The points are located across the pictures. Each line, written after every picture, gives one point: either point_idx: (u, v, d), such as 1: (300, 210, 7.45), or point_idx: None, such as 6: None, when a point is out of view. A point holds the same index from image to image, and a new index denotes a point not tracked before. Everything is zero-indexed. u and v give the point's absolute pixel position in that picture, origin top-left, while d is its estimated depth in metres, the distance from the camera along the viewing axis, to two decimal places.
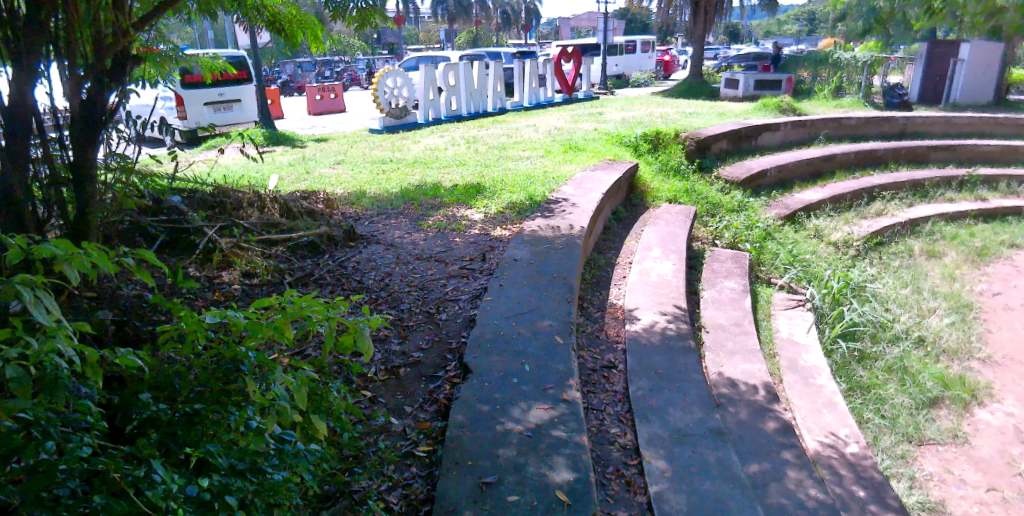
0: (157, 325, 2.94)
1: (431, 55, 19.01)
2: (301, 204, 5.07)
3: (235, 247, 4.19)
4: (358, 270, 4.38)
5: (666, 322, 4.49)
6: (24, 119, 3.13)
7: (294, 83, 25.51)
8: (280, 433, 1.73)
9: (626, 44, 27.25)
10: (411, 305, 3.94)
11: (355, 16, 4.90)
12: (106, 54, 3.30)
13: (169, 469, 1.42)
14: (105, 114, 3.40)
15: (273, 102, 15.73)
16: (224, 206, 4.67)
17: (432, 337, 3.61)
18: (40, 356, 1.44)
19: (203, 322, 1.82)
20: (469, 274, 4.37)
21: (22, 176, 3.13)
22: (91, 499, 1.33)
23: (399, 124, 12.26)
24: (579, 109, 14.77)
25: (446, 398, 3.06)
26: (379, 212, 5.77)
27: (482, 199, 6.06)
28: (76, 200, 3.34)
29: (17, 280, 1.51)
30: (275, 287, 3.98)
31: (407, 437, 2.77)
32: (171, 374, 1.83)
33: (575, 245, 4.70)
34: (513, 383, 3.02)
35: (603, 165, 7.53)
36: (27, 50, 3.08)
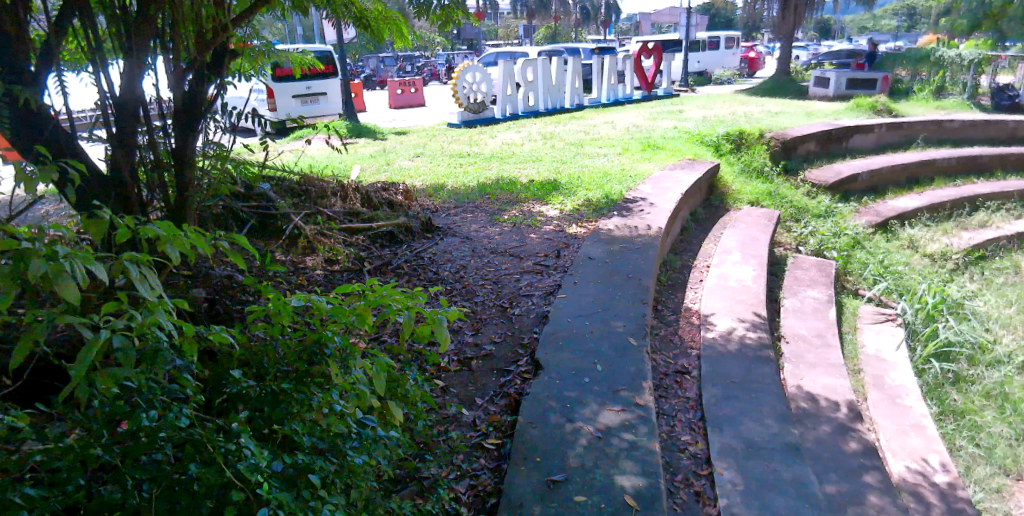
0: (244, 306, 3.09)
1: (510, 50, 19.13)
2: (380, 196, 5.23)
3: (318, 234, 4.35)
4: (433, 262, 4.45)
5: (744, 330, 4.33)
6: (131, 108, 3.34)
7: (376, 78, 26.26)
8: (362, 416, 1.80)
9: (710, 39, 26.54)
10: (484, 298, 3.98)
11: (439, 14, 4.97)
12: (206, 49, 3.48)
13: (257, 444, 1.49)
14: (203, 106, 3.60)
15: (355, 96, 16.24)
16: (309, 195, 4.88)
17: (504, 331, 3.63)
18: (143, 329, 1.53)
19: (289, 304, 1.88)
20: (542, 270, 4.37)
21: (129, 162, 3.35)
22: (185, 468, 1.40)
23: (477, 118, 12.37)
24: (658, 106, 14.47)
25: (516, 392, 3.06)
26: (456, 205, 5.86)
27: (557, 196, 6.03)
28: (177, 186, 3.56)
29: (125, 257, 1.62)
30: (354, 274, 4.09)
31: (476, 429, 2.79)
32: (258, 353, 1.91)
33: (651, 246, 4.61)
34: (585, 382, 2.99)
35: (683, 164, 7.34)
36: (137, 43, 3.28)
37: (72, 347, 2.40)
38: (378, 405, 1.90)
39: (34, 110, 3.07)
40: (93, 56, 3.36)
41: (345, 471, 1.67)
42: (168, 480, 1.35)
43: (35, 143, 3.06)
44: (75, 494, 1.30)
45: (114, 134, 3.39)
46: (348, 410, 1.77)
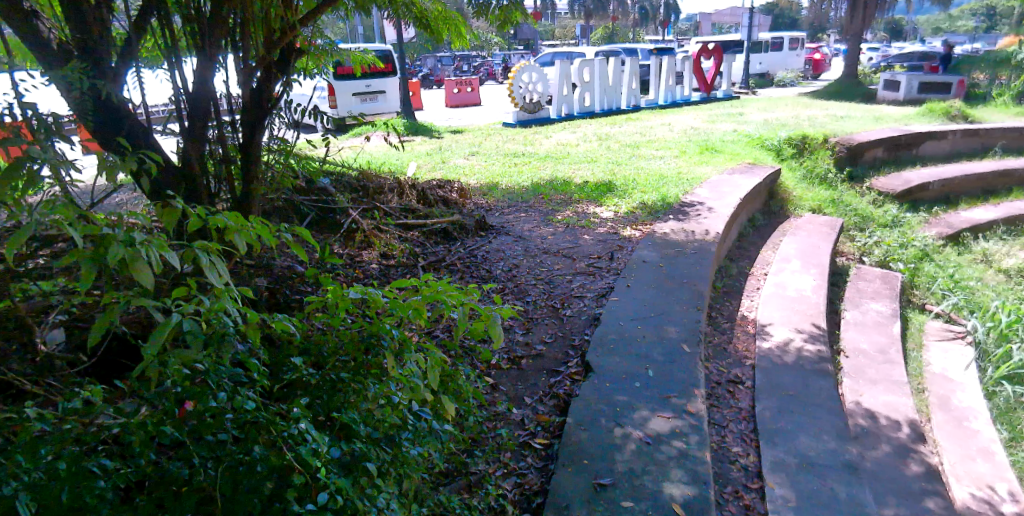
0: (302, 296, 3.19)
1: (567, 51, 19.08)
2: (436, 193, 5.31)
3: (375, 229, 4.44)
4: (487, 260, 4.48)
5: (802, 342, 4.19)
6: (203, 103, 3.49)
7: (433, 77, 26.63)
8: (417, 409, 1.83)
9: (773, 40, 25.82)
10: (536, 298, 3.98)
11: (498, 15, 4.99)
12: (274, 48, 3.60)
13: (319, 429, 1.54)
14: (269, 102, 3.73)
15: (413, 95, 16.49)
16: (367, 190, 4.99)
17: (555, 331, 3.62)
18: (212, 314, 1.60)
19: (348, 296, 1.93)
20: (595, 272, 4.34)
21: (199, 154, 3.50)
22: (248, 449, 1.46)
23: (532, 118, 12.39)
24: (717, 109, 14.17)
25: (565, 394, 3.05)
26: (510, 204, 5.89)
27: (612, 197, 5.98)
28: (243, 179, 3.69)
29: (197, 244, 1.69)
30: (409, 269, 4.14)
31: (524, 428, 2.80)
32: (317, 342, 1.96)
33: (707, 252, 4.51)
34: (635, 387, 2.96)
35: (742, 168, 7.17)
36: (209, 41, 3.42)
37: (148, 328, 2.54)
38: (432, 399, 1.93)
39: (114, 104, 3.24)
40: (169, 53, 3.52)
41: (396, 462, 1.71)
42: (234, 460, 1.40)
43: (115, 136, 3.23)
44: (147, 467, 1.36)
45: (186, 128, 3.54)
46: (405, 402, 1.82)
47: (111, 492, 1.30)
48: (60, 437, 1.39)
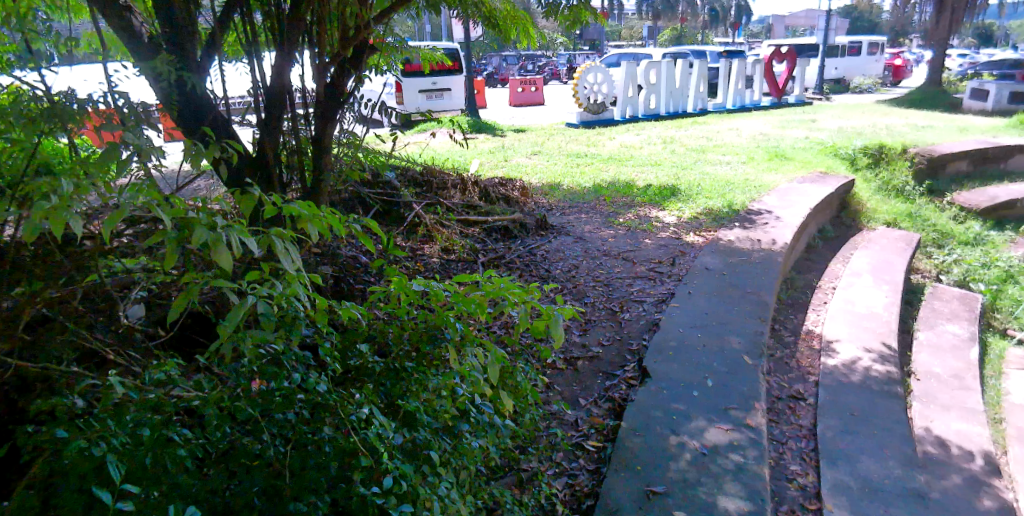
0: (365, 285, 3.28)
1: (634, 52, 18.85)
2: (498, 191, 5.37)
3: (437, 224, 4.52)
4: (546, 259, 4.49)
5: (870, 361, 4.01)
6: (280, 96, 3.62)
7: (497, 75, 26.82)
8: (477, 401, 1.86)
9: (851, 45, 24.77)
10: (594, 300, 3.97)
11: (567, 15, 4.98)
12: (348, 45, 3.70)
13: (384, 415, 1.58)
14: (342, 97, 3.84)
15: (478, 93, 16.66)
16: (431, 185, 5.09)
17: (613, 335, 3.60)
18: (285, 298, 1.66)
19: (415, 288, 1.97)
20: (655, 277, 4.28)
21: (274, 145, 3.64)
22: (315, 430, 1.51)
23: (596, 119, 12.32)
24: (788, 115, 13.72)
25: (621, 397, 3.03)
26: (571, 204, 5.88)
27: (675, 202, 5.88)
28: (314, 170, 3.82)
29: (273, 231, 1.76)
30: (469, 264, 4.19)
31: (577, 429, 2.80)
32: (383, 330, 2.01)
33: (773, 262, 4.38)
34: (693, 396, 2.91)
35: (813, 178, 6.92)
36: (288, 37, 3.55)
37: (223, 308, 2.67)
38: (492, 393, 1.96)
39: (198, 95, 3.40)
40: (250, 48, 3.68)
41: (455, 453, 1.74)
42: (303, 438, 1.46)
43: (198, 124, 3.39)
44: (223, 440, 1.43)
45: (263, 119, 3.69)
46: (466, 394, 1.85)
47: (190, 460, 1.37)
48: (146, 405, 1.48)
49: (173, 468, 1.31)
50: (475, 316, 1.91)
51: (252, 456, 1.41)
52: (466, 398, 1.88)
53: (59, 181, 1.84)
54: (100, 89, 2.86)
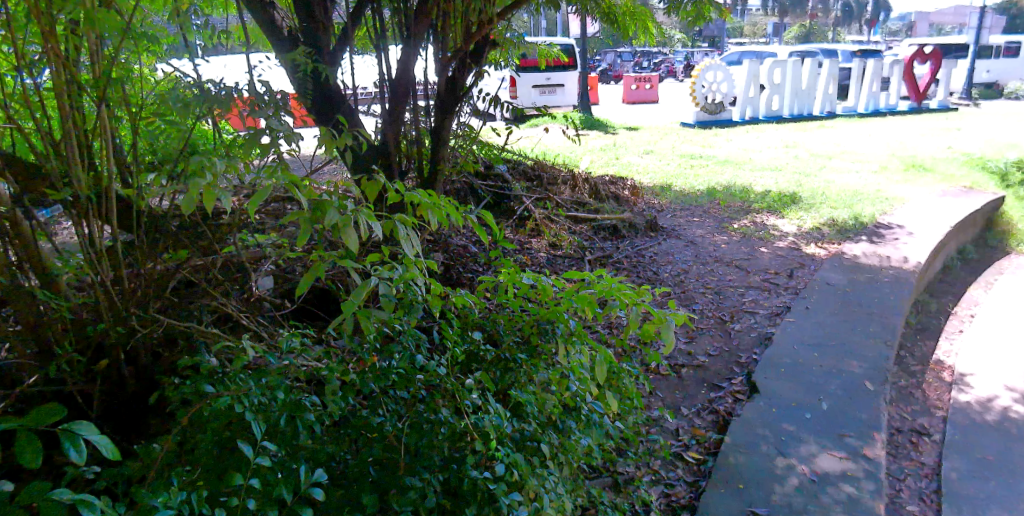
0: (474, 275, 3.37)
1: (758, 50, 17.97)
2: (608, 189, 5.35)
3: (546, 219, 4.56)
4: (655, 261, 4.41)
5: (1011, 401, 3.62)
6: (404, 87, 3.76)
7: (612, 72, 26.49)
8: (585, 399, 1.87)
9: (1011, 47, 22.28)
10: (703, 307, 3.86)
11: (690, 11, 4.82)
12: (471, 40, 3.78)
13: (495, 404, 1.62)
14: (462, 90, 3.94)
15: (592, 89, 16.55)
16: (541, 180, 5.14)
17: (721, 345, 3.48)
18: (405, 283, 1.75)
19: (528, 282, 2.00)
20: (770, 288, 4.09)
21: (396, 134, 3.80)
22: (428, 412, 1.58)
23: (713, 120, 11.90)
24: (930, 122, 12.56)
25: (725, 411, 2.93)
26: (683, 206, 5.73)
27: (795, 210, 5.58)
28: (432, 160, 3.95)
29: (397, 217, 1.84)
30: (575, 260, 4.20)
31: (678, 438, 2.74)
32: (495, 321, 2.06)
33: (903, 282, 4.05)
34: (805, 418, 2.76)
35: (957, 193, 6.31)
36: (415, 30, 3.68)
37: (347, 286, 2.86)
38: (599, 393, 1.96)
39: (330, 86, 3.61)
40: (379, 42, 3.86)
41: (560, 448, 1.75)
42: (418, 418, 1.53)
43: (329, 112, 3.60)
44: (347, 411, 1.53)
45: (388, 110, 3.85)
46: (575, 391, 1.87)
47: (315, 428, 1.48)
48: (280, 373, 1.61)
49: (303, 431, 1.42)
50: (586, 314, 1.91)
51: (372, 430, 1.50)
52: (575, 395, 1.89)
53: (212, 162, 2.02)
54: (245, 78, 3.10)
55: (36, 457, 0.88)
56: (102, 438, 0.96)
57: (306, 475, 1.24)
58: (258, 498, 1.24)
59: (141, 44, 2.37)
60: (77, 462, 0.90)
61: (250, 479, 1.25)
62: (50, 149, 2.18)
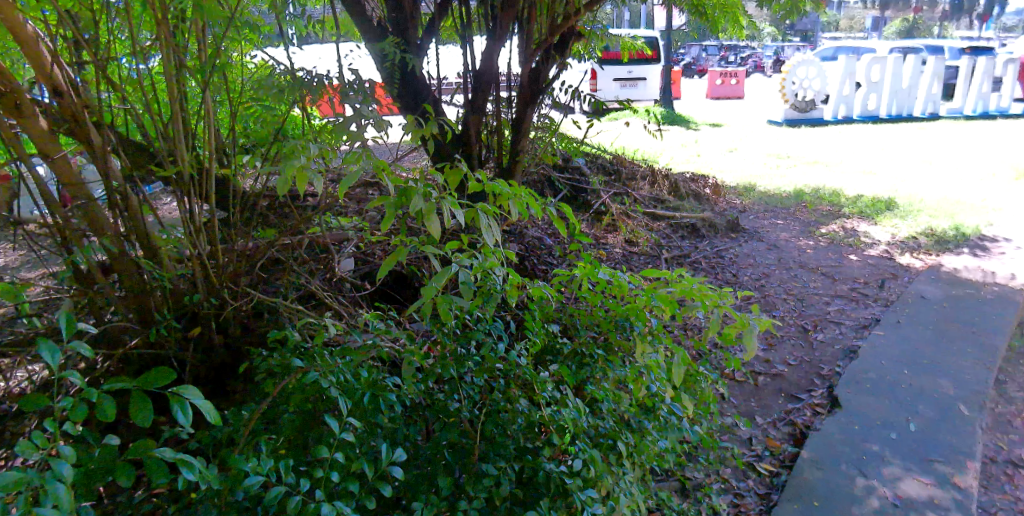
0: (548, 267, 3.37)
1: (857, 45, 16.98)
2: (688, 187, 5.26)
3: (623, 214, 4.52)
4: (734, 263, 4.27)
5: None
6: (487, 78, 3.77)
7: (696, 66, 25.75)
8: (664, 400, 1.84)
9: None
10: (784, 314, 3.71)
11: (785, 3, 4.58)
12: (555, 31, 3.74)
13: (568, 398, 1.61)
14: (544, 82, 3.92)
15: (675, 83, 16.15)
16: (620, 175, 5.10)
17: (801, 355, 3.34)
18: (484, 271, 1.76)
19: (607, 278, 1.97)
20: (858, 298, 3.88)
21: (477, 124, 3.82)
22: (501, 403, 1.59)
23: (802, 118, 11.42)
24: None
25: (804, 424, 2.80)
26: (767, 208, 5.53)
27: (889, 217, 5.26)
28: (511, 151, 3.95)
29: (479, 206, 1.86)
30: (652, 258, 4.12)
31: (751, 448, 2.65)
32: (571, 315, 2.06)
33: (1010, 301, 3.75)
34: (891, 439, 2.61)
35: None
36: (500, 21, 3.67)
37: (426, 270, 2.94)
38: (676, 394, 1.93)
39: (416, 76, 3.65)
40: (464, 33, 3.88)
41: (634, 448, 1.73)
42: (495, 406, 1.56)
43: (414, 101, 3.66)
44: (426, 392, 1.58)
45: (470, 100, 3.88)
46: (653, 391, 1.84)
47: (393, 410, 1.52)
48: (361, 353, 1.67)
49: (384, 409, 1.47)
50: (666, 313, 1.87)
51: (449, 413, 1.54)
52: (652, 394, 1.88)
53: (305, 147, 2.09)
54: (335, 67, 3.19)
55: (148, 415, 0.93)
56: (205, 404, 1.01)
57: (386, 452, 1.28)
58: (340, 470, 1.29)
59: (240, 32, 2.47)
60: (184, 424, 0.95)
61: (334, 451, 1.30)
62: (158, 129, 2.34)
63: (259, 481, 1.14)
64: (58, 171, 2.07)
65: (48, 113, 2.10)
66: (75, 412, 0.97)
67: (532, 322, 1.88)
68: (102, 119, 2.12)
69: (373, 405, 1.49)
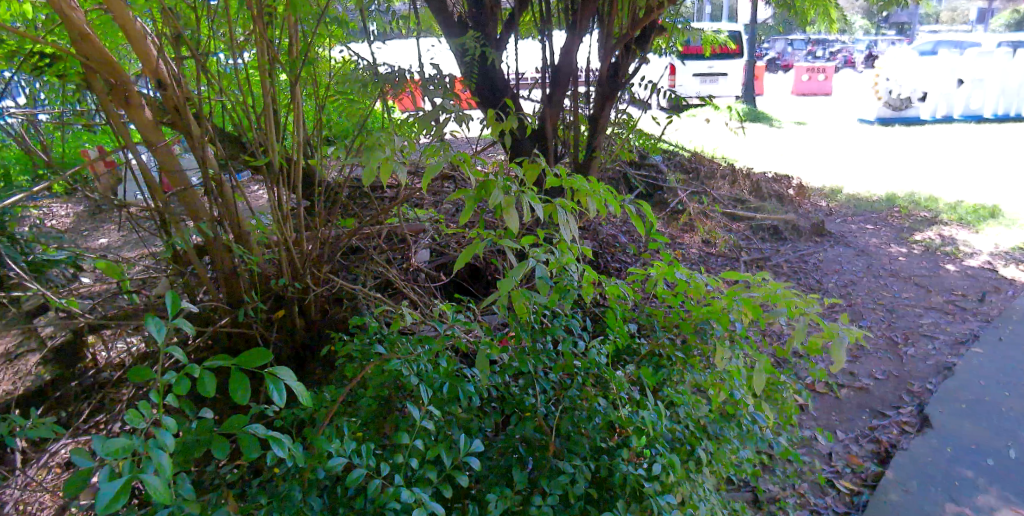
0: (622, 266, 3.33)
1: (963, 38, 15.79)
2: (771, 187, 5.09)
3: (701, 214, 4.41)
4: (818, 269, 4.08)
5: None
6: (565, 73, 3.73)
7: (782, 61, 24.67)
8: (746, 408, 1.80)
9: None
10: (872, 325, 3.51)
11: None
12: (636, 25, 3.65)
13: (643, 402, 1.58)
14: (623, 77, 3.85)
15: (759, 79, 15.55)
16: (698, 173, 5.06)
17: (889, 369, 3.16)
18: (561, 266, 1.75)
19: (687, 279, 1.91)
20: (956, 312, 3.63)
21: (554, 119, 3.79)
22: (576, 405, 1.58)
23: (896, 118, 10.82)
24: None
25: (890, 442, 2.64)
26: (855, 211, 5.25)
27: (994, 225, 4.89)
28: (588, 147, 3.91)
29: (557, 201, 1.84)
30: (729, 260, 4.00)
31: (830, 464, 2.52)
32: (649, 315, 2.02)
33: None
34: (987, 465, 2.43)
35: None
36: (580, 14, 3.61)
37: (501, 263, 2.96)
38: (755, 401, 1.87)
39: (494, 70, 3.64)
40: (543, 27, 3.85)
41: (711, 456, 1.70)
42: (572, 403, 1.58)
43: (492, 95, 3.66)
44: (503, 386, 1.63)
45: (548, 95, 3.85)
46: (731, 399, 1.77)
47: (467, 400, 1.54)
48: (438, 343, 1.69)
49: (461, 400, 1.52)
50: (748, 317, 1.80)
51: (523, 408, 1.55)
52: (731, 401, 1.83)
53: (387, 141, 2.13)
54: (415, 62, 3.22)
55: (245, 391, 0.97)
56: (298, 386, 1.04)
57: (464, 444, 1.34)
58: (420, 457, 1.35)
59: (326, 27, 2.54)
60: (278, 403, 1.00)
61: (415, 439, 1.36)
62: (251, 121, 2.44)
63: (341, 462, 1.18)
64: (159, 160, 2.20)
65: (153, 104, 2.23)
66: (181, 385, 1.03)
67: (608, 320, 1.86)
68: (200, 111, 2.22)
69: (451, 396, 1.55)
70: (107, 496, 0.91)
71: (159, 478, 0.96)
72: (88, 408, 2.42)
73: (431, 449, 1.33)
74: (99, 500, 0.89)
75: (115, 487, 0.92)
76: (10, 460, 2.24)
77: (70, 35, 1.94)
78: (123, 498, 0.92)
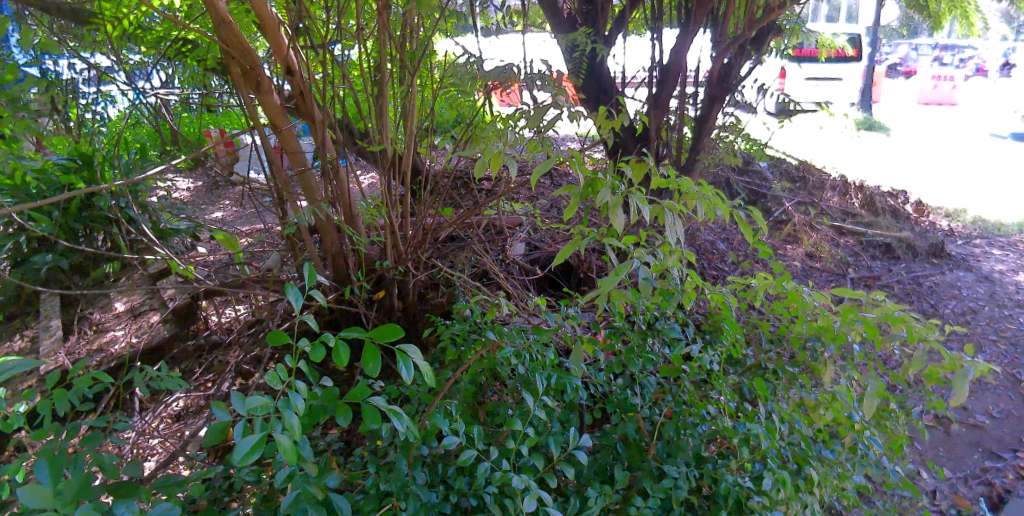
0: (719, 275, 3.25)
1: None
2: (885, 202, 4.79)
3: (806, 226, 4.24)
4: (935, 293, 3.80)
5: None
6: (674, 73, 3.64)
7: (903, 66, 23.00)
8: (861, 430, 1.74)
9: None
10: (994, 358, 3.25)
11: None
12: (754, 26, 3.50)
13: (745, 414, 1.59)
14: (734, 79, 3.72)
15: None
16: (805, 183, 4.87)
17: (1009, 408, 2.92)
18: (664, 272, 1.73)
19: (799, 295, 1.84)
20: None
21: (658, 119, 3.70)
22: (676, 410, 1.63)
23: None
24: None
25: (1006, 487, 2.44)
26: (982, 234, 4.84)
27: None
28: (691, 151, 3.82)
29: (665, 205, 1.80)
30: (835, 276, 3.82)
31: (935, 503, 2.35)
32: (754, 328, 1.97)
33: None
34: None
35: None
36: (695, 11, 3.50)
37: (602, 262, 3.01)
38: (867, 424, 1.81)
39: (600, 67, 3.61)
40: (654, 24, 3.78)
41: (819, 477, 1.66)
42: (679, 408, 1.63)
43: (597, 93, 3.63)
44: (604, 383, 1.67)
45: (653, 95, 3.76)
46: (836, 418, 1.73)
47: (569, 394, 1.59)
48: (537, 338, 1.73)
49: (565, 394, 1.58)
50: (865, 338, 1.72)
51: (626, 410, 1.61)
52: (839, 420, 1.79)
53: (500, 137, 2.15)
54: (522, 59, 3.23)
55: (378, 364, 1.04)
56: (423, 365, 1.10)
57: (573, 438, 1.41)
58: (526, 445, 1.43)
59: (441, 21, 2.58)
60: (406, 378, 1.06)
61: (523, 427, 1.43)
62: (366, 108, 2.53)
63: (456, 443, 1.28)
64: (283, 141, 2.32)
65: (280, 89, 2.37)
66: (316, 352, 1.12)
67: (715, 328, 1.83)
68: (324, 97, 2.33)
69: (555, 387, 1.60)
70: (244, 447, 0.98)
71: (290, 437, 1.03)
72: (200, 366, 2.58)
73: (537, 440, 1.41)
74: (240, 450, 0.97)
75: (251, 440, 0.99)
76: (131, 406, 2.43)
77: (213, 18, 2.04)
78: (259, 451, 0.99)
